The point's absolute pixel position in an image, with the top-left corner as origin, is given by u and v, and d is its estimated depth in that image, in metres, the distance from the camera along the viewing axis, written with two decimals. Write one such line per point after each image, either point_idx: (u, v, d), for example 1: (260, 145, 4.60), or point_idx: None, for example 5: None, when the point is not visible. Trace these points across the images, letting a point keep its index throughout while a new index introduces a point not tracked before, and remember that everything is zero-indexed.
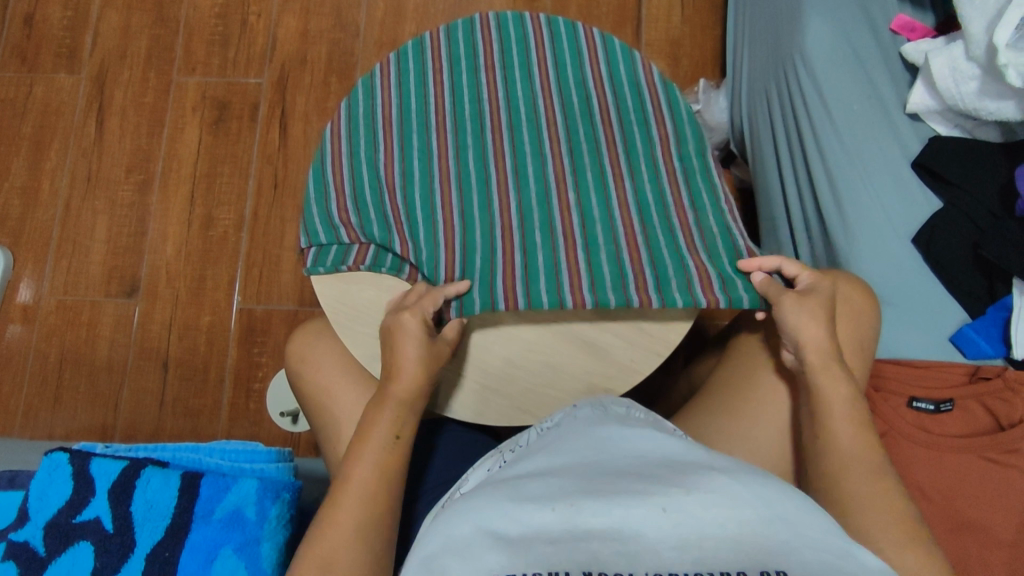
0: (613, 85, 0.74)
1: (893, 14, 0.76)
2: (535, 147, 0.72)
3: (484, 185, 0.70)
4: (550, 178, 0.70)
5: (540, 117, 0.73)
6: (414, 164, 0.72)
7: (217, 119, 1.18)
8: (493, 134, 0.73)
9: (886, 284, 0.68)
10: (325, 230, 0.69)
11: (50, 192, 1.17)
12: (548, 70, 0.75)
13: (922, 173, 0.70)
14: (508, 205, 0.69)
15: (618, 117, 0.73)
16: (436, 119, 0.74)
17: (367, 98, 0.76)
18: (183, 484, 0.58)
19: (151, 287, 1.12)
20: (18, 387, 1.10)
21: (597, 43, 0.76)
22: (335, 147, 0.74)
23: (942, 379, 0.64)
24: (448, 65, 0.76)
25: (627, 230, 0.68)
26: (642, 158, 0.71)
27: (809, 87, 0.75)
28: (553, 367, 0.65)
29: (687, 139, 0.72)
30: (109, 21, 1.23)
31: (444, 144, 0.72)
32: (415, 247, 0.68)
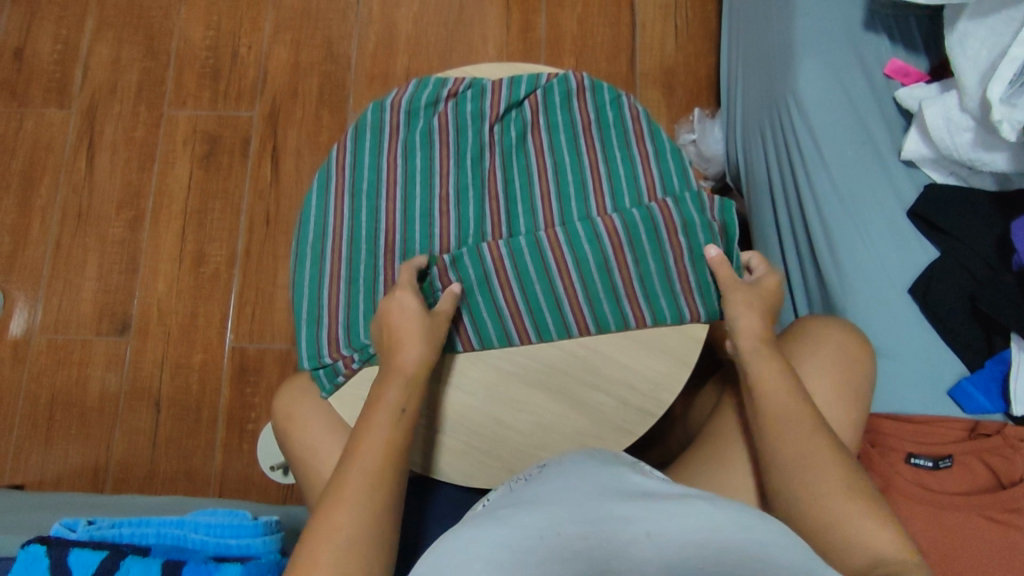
0: (608, 145, 0.69)
1: (886, 59, 0.75)
2: (529, 216, 0.68)
3: (482, 273, 0.65)
4: (543, 244, 0.64)
5: (534, 173, 0.69)
6: (413, 229, 0.68)
7: (208, 154, 1.17)
8: (491, 202, 0.69)
9: (882, 335, 0.67)
10: (309, 341, 0.68)
11: (40, 228, 1.16)
12: (540, 133, 0.70)
13: (917, 221, 0.69)
14: (512, 292, 0.65)
15: (609, 182, 0.68)
16: (440, 190, 0.69)
17: (360, 159, 0.71)
18: (165, 573, 0.56)
19: (143, 325, 1.11)
20: (8, 427, 1.09)
21: (587, 96, 0.71)
22: (337, 231, 0.69)
23: (941, 435, 0.63)
24: (451, 119, 0.71)
25: (628, 295, 0.64)
26: (644, 233, 0.64)
27: (805, 134, 0.74)
28: (545, 427, 0.64)
29: (687, 208, 0.65)
30: (100, 54, 1.22)
31: (444, 209, 0.69)
32: None
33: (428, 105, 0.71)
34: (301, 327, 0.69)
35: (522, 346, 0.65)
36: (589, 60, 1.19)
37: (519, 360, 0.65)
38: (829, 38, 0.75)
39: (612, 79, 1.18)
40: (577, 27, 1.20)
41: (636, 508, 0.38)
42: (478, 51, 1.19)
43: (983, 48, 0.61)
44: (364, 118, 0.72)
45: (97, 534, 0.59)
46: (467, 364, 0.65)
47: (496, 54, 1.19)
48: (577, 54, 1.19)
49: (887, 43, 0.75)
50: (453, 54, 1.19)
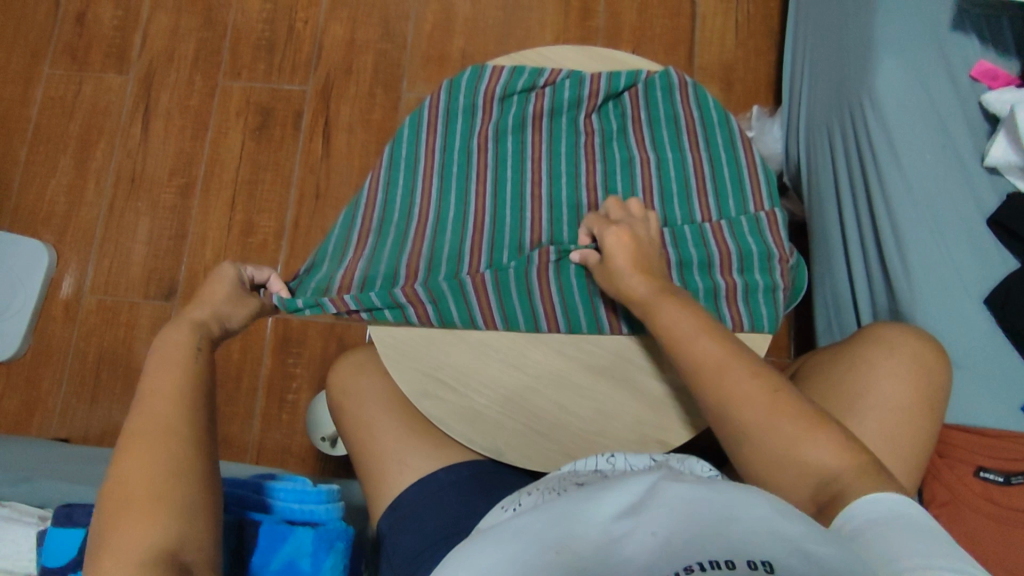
0: (706, 142, 0.69)
1: (973, 61, 0.72)
2: (629, 205, 0.67)
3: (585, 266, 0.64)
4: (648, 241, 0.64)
5: (633, 169, 0.69)
6: (504, 211, 0.68)
7: (260, 126, 1.18)
8: (587, 192, 0.68)
9: (955, 345, 0.65)
10: (391, 311, 0.64)
11: (94, 191, 1.17)
12: (642, 127, 0.70)
13: (996, 229, 0.67)
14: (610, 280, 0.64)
15: (712, 184, 0.67)
16: (531, 174, 0.69)
17: (413, 140, 0.71)
18: (237, 535, 0.59)
19: (190, 291, 1.12)
20: (56, 383, 1.11)
21: (690, 93, 0.71)
22: (424, 209, 0.69)
23: (1016, 451, 0.61)
24: (549, 107, 0.70)
25: (728, 295, 0.63)
26: (751, 237, 0.64)
27: (880, 132, 0.72)
28: (605, 415, 0.63)
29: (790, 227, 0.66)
30: (159, 22, 1.23)
31: (538, 191, 0.68)
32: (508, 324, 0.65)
33: (523, 92, 0.71)
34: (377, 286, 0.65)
35: (589, 334, 0.65)
36: (646, 51, 1.17)
37: (583, 347, 0.65)
38: (914, 36, 0.73)
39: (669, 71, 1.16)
40: (636, 17, 1.18)
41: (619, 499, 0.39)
42: (534, 36, 1.18)
43: None
44: (456, 101, 0.72)
45: None
46: (542, 350, 0.65)
47: (552, 40, 1.18)
48: (634, 44, 1.17)
49: (975, 44, 0.73)
50: (509, 38, 1.18)
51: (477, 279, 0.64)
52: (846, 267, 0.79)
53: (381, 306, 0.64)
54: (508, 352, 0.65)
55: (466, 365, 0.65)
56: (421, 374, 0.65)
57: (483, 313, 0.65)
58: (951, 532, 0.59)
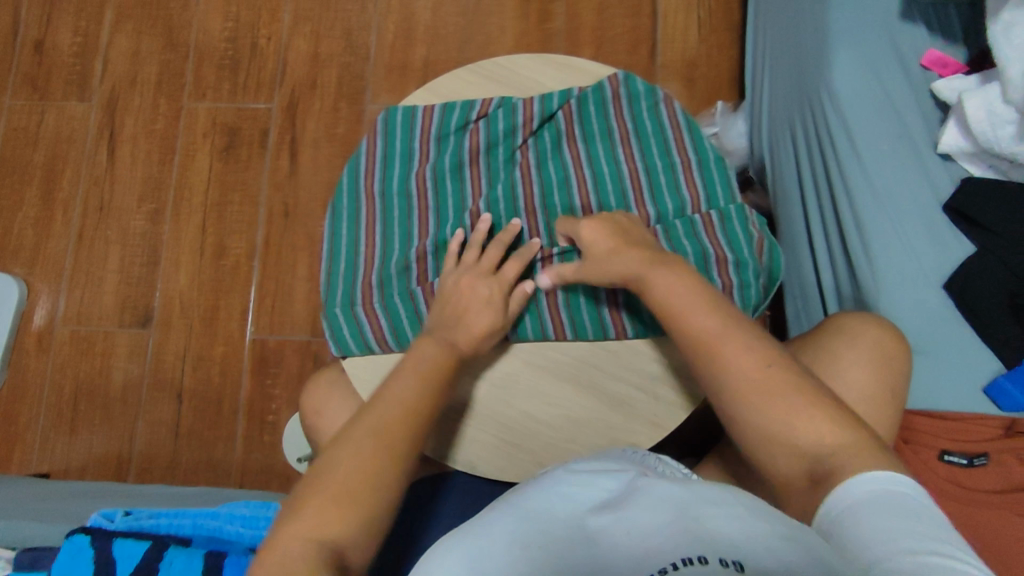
0: (637, 150, 0.67)
1: (922, 49, 0.73)
2: (568, 214, 0.66)
3: (528, 276, 0.65)
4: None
5: (570, 182, 0.67)
6: (445, 227, 0.67)
7: (227, 146, 1.17)
8: (527, 210, 0.67)
9: (916, 331, 0.66)
10: (354, 339, 0.66)
11: (62, 221, 1.16)
12: (576, 143, 0.68)
13: (952, 215, 0.68)
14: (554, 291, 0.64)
15: (650, 189, 0.66)
16: (471, 186, 0.68)
17: (352, 179, 0.70)
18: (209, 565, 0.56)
19: (165, 317, 1.12)
20: (34, 417, 1.10)
21: (623, 105, 0.69)
22: (370, 236, 0.68)
23: (976, 432, 0.62)
24: (483, 122, 0.68)
25: None
26: (686, 237, 0.64)
27: (839, 125, 0.72)
28: (576, 421, 0.63)
29: (732, 217, 0.65)
30: (120, 46, 1.22)
31: (476, 208, 0.67)
32: None
33: (458, 129, 0.69)
34: (333, 316, 0.67)
35: (554, 341, 0.65)
36: (609, 51, 1.18)
37: (550, 355, 0.65)
38: (865, 28, 0.73)
39: (632, 70, 1.17)
40: (597, 18, 1.18)
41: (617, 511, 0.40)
42: (496, 41, 1.18)
43: None
44: (394, 125, 0.70)
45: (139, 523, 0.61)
46: (510, 359, 0.65)
47: (514, 45, 1.18)
48: (596, 45, 1.18)
49: (924, 33, 0.73)
50: (471, 45, 1.18)
51: (428, 296, 0.65)
52: (812, 259, 0.80)
53: (342, 335, 0.66)
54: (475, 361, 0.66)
55: None
56: None
57: None
58: None
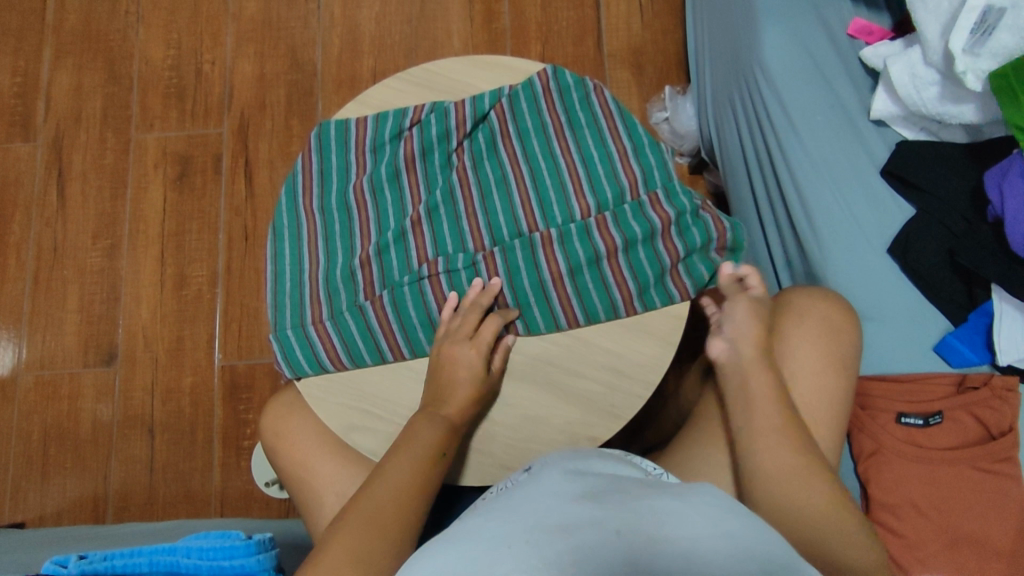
0: (571, 141, 0.67)
1: (848, 19, 0.74)
2: (508, 214, 0.66)
3: (472, 273, 0.64)
4: (535, 239, 0.63)
5: (508, 179, 0.67)
6: (388, 235, 0.66)
7: (180, 175, 1.16)
8: (467, 212, 0.66)
9: (863, 298, 0.67)
10: (306, 358, 0.65)
11: (17, 265, 1.14)
12: (511, 141, 0.68)
13: (889, 179, 0.69)
14: (501, 289, 0.64)
15: (589, 180, 0.66)
16: (411, 193, 0.68)
17: (292, 201, 0.69)
18: None
19: (130, 352, 1.10)
20: (4, 468, 1.09)
21: (555, 99, 0.68)
22: (313, 254, 0.67)
23: (928, 393, 0.63)
24: (417, 130, 0.68)
25: (621, 291, 0.63)
26: (632, 220, 0.63)
27: (773, 99, 0.73)
28: (534, 420, 0.63)
29: (678, 194, 0.65)
30: (61, 83, 1.20)
31: (416, 214, 0.66)
32: (413, 347, 0.65)
33: (392, 138, 0.69)
34: (285, 336, 0.65)
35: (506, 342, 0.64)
36: (555, 45, 1.18)
37: (503, 355, 0.65)
38: (790, 1, 0.73)
39: (580, 62, 1.16)
40: (541, 13, 1.18)
41: (610, 513, 0.41)
42: (443, 46, 1.18)
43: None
44: (330, 140, 0.70)
45: (90, 564, 0.56)
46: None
47: (461, 48, 1.18)
48: (542, 41, 1.17)
49: (848, 4, 0.74)
50: (418, 52, 1.18)
51: (376, 306, 0.64)
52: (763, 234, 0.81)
53: (295, 354, 0.65)
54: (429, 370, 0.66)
55: (390, 391, 0.66)
56: (348, 410, 0.65)
57: (392, 348, 0.65)
58: (881, 480, 0.61)
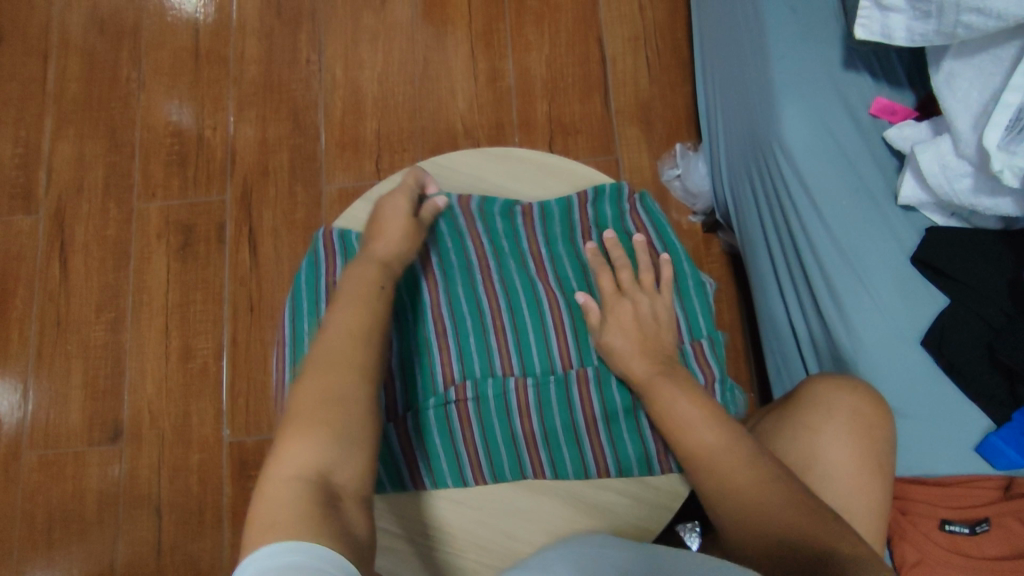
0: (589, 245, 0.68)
1: (870, 97, 0.71)
2: (539, 333, 0.65)
3: (502, 401, 0.63)
4: (570, 376, 0.63)
5: (538, 294, 0.67)
6: (413, 351, 0.66)
7: (183, 245, 1.14)
8: (496, 331, 0.66)
9: (896, 394, 0.64)
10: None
11: (19, 341, 1.12)
12: (544, 263, 0.68)
13: (920, 266, 0.66)
14: (529, 423, 0.63)
15: None
16: (435, 309, 0.66)
17: (315, 303, 0.68)
18: None
19: (135, 430, 1.08)
20: (6, 553, 1.06)
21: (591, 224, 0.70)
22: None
23: (974, 497, 0.61)
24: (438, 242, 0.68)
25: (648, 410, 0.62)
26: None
27: (795, 181, 0.70)
28: (557, 534, 0.61)
29: (691, 295, 0.68)
30: (63, 152, 1.19)
31: (443, 325, 0.66)
32: (433, 469, 0.62)
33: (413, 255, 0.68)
34: None
35: (544, 464, 0.63)
36: (562, 102, 1.16)
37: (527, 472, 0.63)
38: (809, 80, 0.71)
39: (588, 119, 1.14)
40: (547, 70, 1.17)
41: None
42: (447, 106, 1.16)
43: (973, 90, 0.59)
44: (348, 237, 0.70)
45: None
46: (492, 483, 0.63)
47: (466, 107, 1.16)
48: (549, 97, 1.16)
49: (869, 81, 0.72)
50: (422, 112, 1.16)
51: (400, 429, 0.63)
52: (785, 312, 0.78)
53: None
54: (459, 495, 0.63)
55: (411, 509, 0.62)
56: None
57: (413, 475, 0.62)
58: None
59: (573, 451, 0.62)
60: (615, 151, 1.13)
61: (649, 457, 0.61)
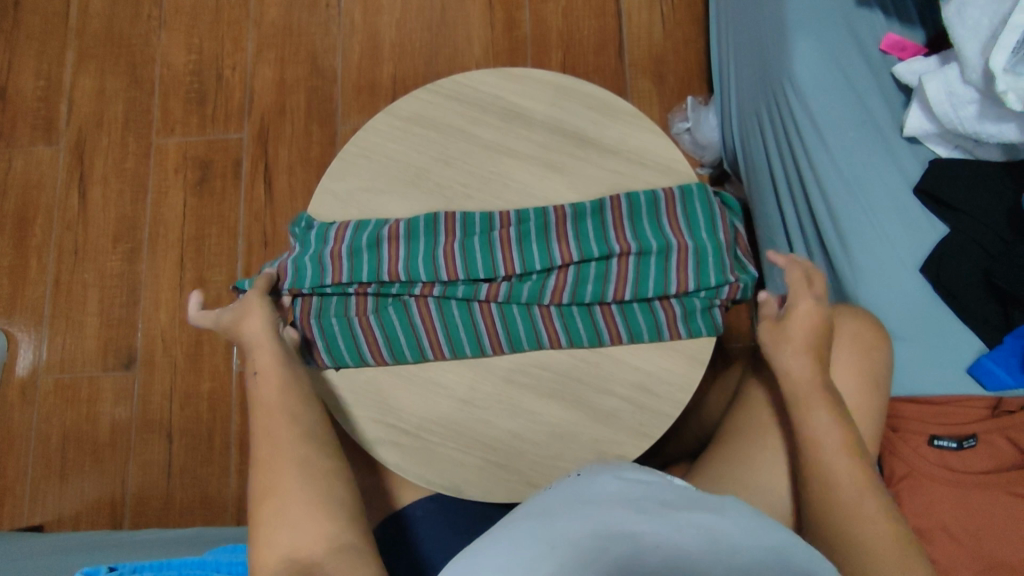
0: (611, 163, 0.69)
1: (881, 34, 0.73)
2: (540, 229, 0.65)
3: (490, 263, 0.63)
4: (608, 220, 0.65)
5: (546, 215, 0.66)
6: (418, 232, 0.66)
7: (200, 180, 1.16)
8: (499, 232, 0.64)
9: (893, 317, 0.66)
10: (348, 350, 0.64)
11: (38, 268, 1.15)
12: (565, 219, 0.66)
13: (923, 197, 0.68)
14: (564, 277, 0.63)
15: (629, 210, 0.65)
16: (445, 224, 0.66)
17: (319, 239, 0.66)
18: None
19: (148, 357, 1.10)
20: (22, 470, 1.09)
21: (689, 259, 0.63)
22: (339, 234, 0.66)
23: (961, 415, 0.62)
24: (516, 231, 0.65)
25: (664, 306, 0.64)
26: (650, 231, 0.64)
27: (803, 115, 0.72)
28: (561, 436, 0.63)
29: (693, 198, 0.66)
30: (84, 87, 1.21)
31: (451, 223, 0.66)
32: (456, 350, 0.64)
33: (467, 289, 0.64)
34: (330, 323, 0.64)
35: (564, 348, 0.65)
36: (577, 54, 1.17)
37: (532, 372, 0.65)
38: (823, 17, 0.72)
39: (601, 71, 1.16)
40: (563, 21, 1.18)
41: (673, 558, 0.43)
42: (464, 54, 1.18)
43: (983, 16, 0.59)
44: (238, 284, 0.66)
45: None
46: (509, 353, 0.65)
47: (481, 55, 1.17)
48: (564, 49, 1.17)
49: (881, 19, 0.73)
50: (439, 57, 1.18)
51: (422, 305, 0.64)
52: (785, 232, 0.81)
53: (341, 348, 0.64)
54: (467, 395, 0.65)
55: (420, 408, 0.65)
56: (372, 423, 0.64)
57: (434, 348, 0.65)
58: (914, 503, 0.60)
59: (588, 333, 0.64)
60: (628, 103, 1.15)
61: (659, 325, 0.63)
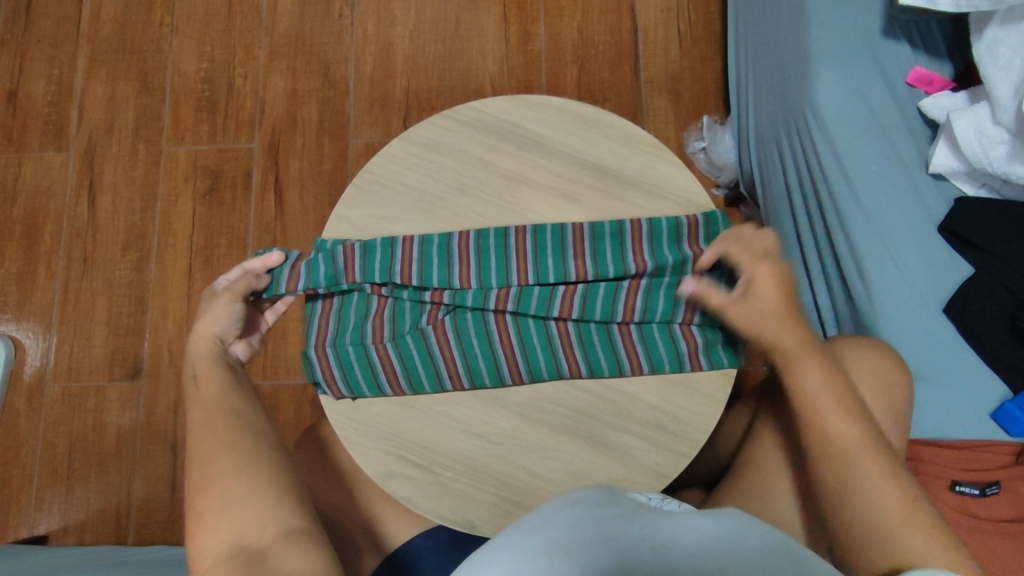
0: (629, 195, 0.68)
1: (908, 66, 0.71)
2: (557, 250, 0.64)
3: (503, 279, 0.63)
4: (626, 243, 0.64)
5: (565, 237, 0.65)
6: (431, 247, 0.65)
7: (210, 189, 1.15)
8: (516, 259, 0.64)
9: (915, 358, 0.65)
10: (365, 379, 0.64)
11: (46, 275, 1.15)
12: (583, 239, 0.65)
13: (947, 236, 0.67)
14: (572, 294, 0.63)
15: (648, 230, 0.65)
16: (458, 246, 0.65)
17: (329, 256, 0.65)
18: None
19: (155, 368, 1.10)
20: (26, 478, 1.09)
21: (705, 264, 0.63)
22: (347, 253, 0.65)
23: (982, 461, 0.61)
24: (532, 251, 0.64)
25: (685, 334, 0.63)
26: (667, 250, 0.64)
27: (826, 147, 0.70)
28: (576, 473, 0.62)
29: (717, 225, 0.65)
30: (95, 93, 1.20)
31: (465, 245, 0.65)
32: (475, 383, 0.64)
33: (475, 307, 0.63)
34: (348, 352, 0.63)
35: (584, 378, 0.64)
36: (592, 69, 1.16)
37: (546, 407, 0.64)
38: (848, 47, 0.71)
39: (616, 88, 1.15)
40: (578, 36, 1.16)
41: None
42: (478, 67, 1.16)
43: (1016, 56, 0.59)
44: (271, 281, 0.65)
45: None
46: (527, 384, 0.64)
47: (496, 69, 1.16)
48: (579, 64, 1.16)
49: (909, 50, 0.72)
50: (453, 70, 1.17)
51: (439, 333, 0.63)
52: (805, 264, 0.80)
53: (358, 378, 0.63)
54: (482, 430, 0.64)
55: (434, 441, 0.64)
56: (384, 456, 0.63)
57: (453, 378, 0.64)
58: None
59: (608, 360, 0.63)
60: (642, 121, 1.14)
61: (680, 357, 0.63)
